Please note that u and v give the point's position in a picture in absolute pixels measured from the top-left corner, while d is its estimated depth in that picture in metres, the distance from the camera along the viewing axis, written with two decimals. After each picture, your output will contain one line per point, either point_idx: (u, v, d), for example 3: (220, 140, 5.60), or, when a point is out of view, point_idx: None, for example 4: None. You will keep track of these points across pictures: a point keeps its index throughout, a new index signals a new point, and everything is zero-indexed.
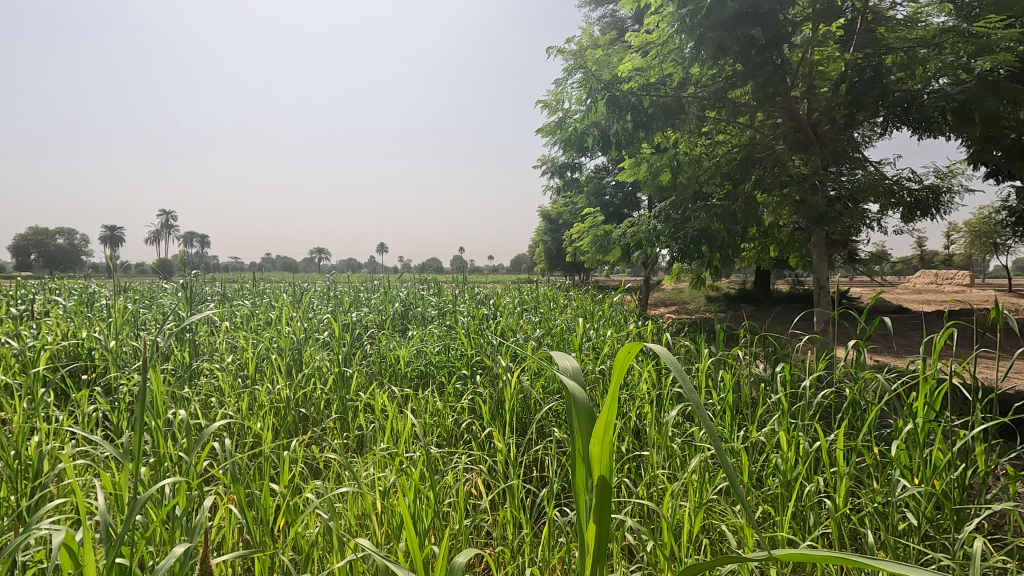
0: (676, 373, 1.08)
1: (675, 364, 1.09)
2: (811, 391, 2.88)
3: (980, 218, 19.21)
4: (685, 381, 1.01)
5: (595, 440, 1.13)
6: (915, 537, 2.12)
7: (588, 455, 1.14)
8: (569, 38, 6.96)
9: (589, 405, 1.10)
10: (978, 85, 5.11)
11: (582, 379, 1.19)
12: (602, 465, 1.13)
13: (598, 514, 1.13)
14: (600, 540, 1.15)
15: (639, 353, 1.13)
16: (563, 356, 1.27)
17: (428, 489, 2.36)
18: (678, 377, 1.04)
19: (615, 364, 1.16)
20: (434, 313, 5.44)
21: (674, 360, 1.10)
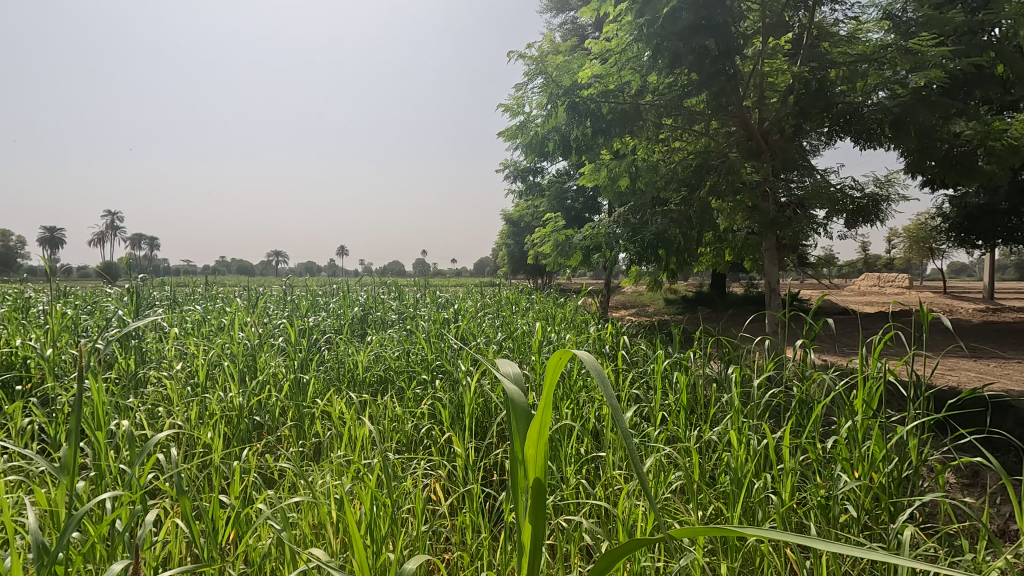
0: (599, 375, 1.12)
1: (602, 370, 1.14)
2: (760, 391, 2.99)
3: (918, 225, 20.32)
4: (607, 383, 1.06)
5: (531, 442, 1.16)
6: (855, 529, 2.23)
7: (522, 455, 1.18)
8: (530, 44, 7.03)
9: (526, 408, 1.14)
10: (913, 99, 5.45)
11: (521, 383, 1.23)
12: (537, 467, 1.17)
13: (534, 513, 1.17)
14: (536, 539, 1.20)
15: (568, 357, 1.17)
16: (505, 361, 1.31)
17: (385, 496, 2.32)
18: (600, 379, 1.08)
19: (547, 369, 1.21)
20: (394, 317, 5.38)
21: (603, 366, 1.15)
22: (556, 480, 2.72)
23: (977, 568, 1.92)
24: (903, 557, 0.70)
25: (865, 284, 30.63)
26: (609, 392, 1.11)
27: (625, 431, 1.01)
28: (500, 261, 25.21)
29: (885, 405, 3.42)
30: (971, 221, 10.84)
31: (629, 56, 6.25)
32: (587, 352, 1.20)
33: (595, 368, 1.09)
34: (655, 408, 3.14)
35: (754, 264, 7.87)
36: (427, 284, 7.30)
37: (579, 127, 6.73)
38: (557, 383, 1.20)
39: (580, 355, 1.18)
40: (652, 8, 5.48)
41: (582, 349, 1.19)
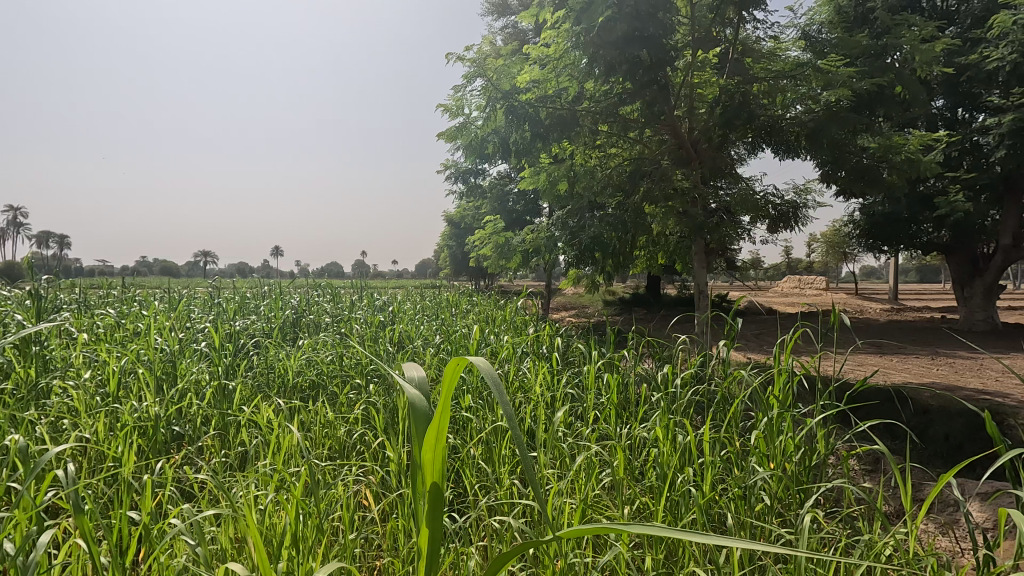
0: (494, 386, 1.16)
1: (497, 379, 1.18)
2: (686, 388, 3.14)
3: (832, 231, 21.90)
4: (502, 396, 1.11)
5: (428, 448, 1.18)
6: (769, 516, 2.37)
7: (420, 463, 1.19)
8: (469, 47, 7.02)
9: (425, 413, 1.14)
10: (824, 114, 5.89)
11: (426, 389, 1.24)
12: (434, 473, 1.18)
13: (432, 519, 1.19)
14: (434, 543, 1.21)
15: (465, 366, 1.18)
16: (411, 365, 1.31)
17: (312, 506, 2.25)
18: (496, 391, 1.13)
19: (444, 377, 1.20)
20: (328, 321, 5.24)
21: (496, 374, 1.20)
22: (490, 481, 2.75)
23: (874, 548, 2.08)
24: (749, 548, 0.83)
25: (787, 286, 32.68)
26: (504, 402, 1.15)
27: (520, 439, 1.10)
28: (442, 262, 25.07)
29: (795, 398, 3.65)
30: (877, 228, 11.78)
31: (567, 63, 6.38)
32: (483, 361, 1.23)
33: (492, 381, 1.12)
34: (588, 407, 3.23)
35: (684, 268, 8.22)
36: (365, 286, 7.17)
37: (517, 131, 6.78)
38: (454, 391, 1.22)
39: (477, 365, 1.21)
40: (588, 16, 5.62)
41: (477, 358, 1.23)
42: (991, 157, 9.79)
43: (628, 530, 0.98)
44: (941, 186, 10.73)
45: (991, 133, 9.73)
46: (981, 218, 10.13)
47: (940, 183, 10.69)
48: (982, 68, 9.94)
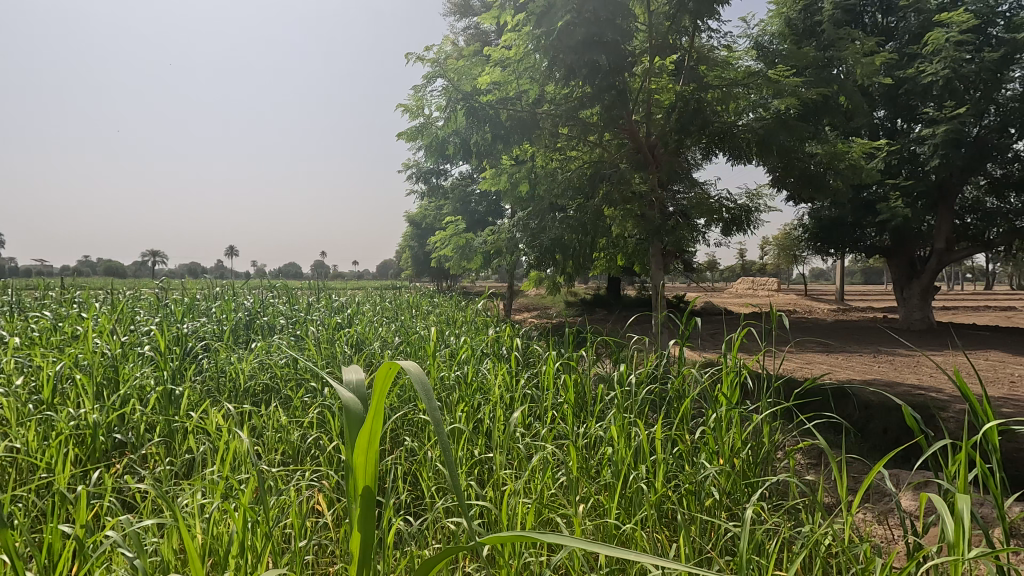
0: (424, 391, 1.18)
1: (427, 385, 1.21)
2: (640, 387, 3.23)
3: (783, 235, 22.78)
4: (431, 402, 1.12)
5: (361, 452, 1.22)
6: (717, 510, 2.45)
7: (352, 467, 1.20)
8: (429, 47, 6.99)
9: (361, 416, 1.19)
10: (774, 122, 6.13)
11: (363, 393, 1.27)
12: (368, 476, 1.21)
13: (365, 519, 1.23)
14: (366, 542, 1.25)
15: (397, 372, 1.19)
16: (353, 368, 1.33)
17: (261, 514, 2.19)
18: (425, 401, 1.14)
19: (377, 382, 1.22)
20: (283, 323, 5.11)
21: (426, 379, 1.23)
22: (447, 483, 2.75)
23: (814, 538, 2.18)
24: (649, 559, 0.89)
25: (741, 287, 33.80)
26: (434, 405, 1.17)
27: (448, 445, 1.14)
28: (404, 263, 24.84)
29: (742, 396, 3.80)
30: (824, 232, 12.32)
31: (527, 66, 6.42)
32: (412, 365, 1.24)
33: (422, 388, 1.13)
34: (545, 407, 3.28)
35: (643, 270, 8.40)
36: (323, 287, 7.04)
37: (478, 132, 6.81)
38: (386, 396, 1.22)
39: (407, 370, 1.22)
40: (548, 20, 5.67)
41: (407, 363, 1.23)
42: (926, 166, 10.38)
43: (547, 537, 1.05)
44: (883, 193, 11.30)
45: (927, 143, 10.32)
46: (918, 223, 10.72)
47: (881, 190, 11.26)
48: (918, 81, 10.53)
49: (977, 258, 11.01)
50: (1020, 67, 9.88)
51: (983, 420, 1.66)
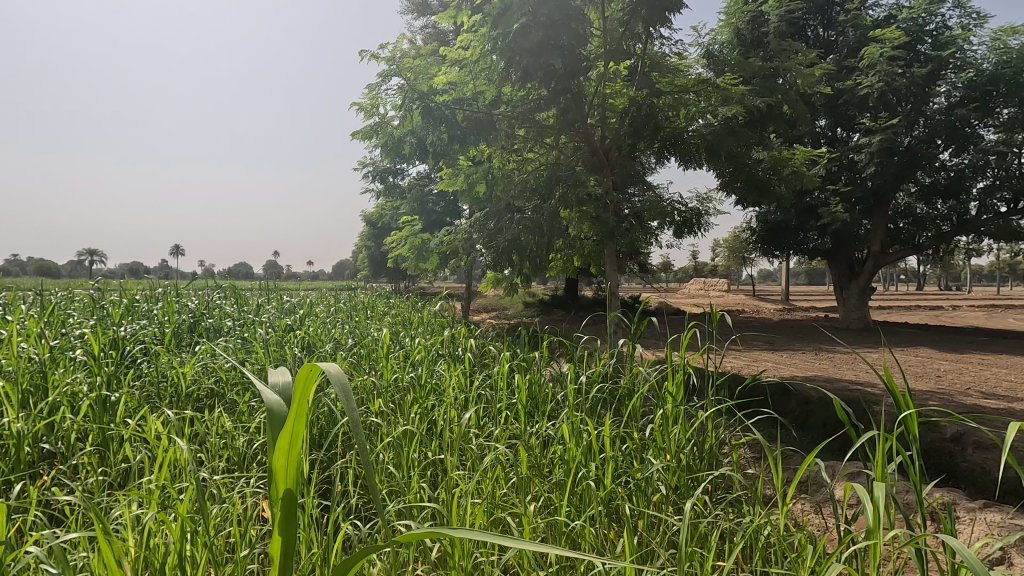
0: (343, 392, 1.08)
1: (348, 387, 1.13)
2: (591, 386, 3.30)
3: (733, 237, 23.63)
4: (346, 404, 1.03)
5: (280, 457, 1.15)
6: (664, 504, 2.52)
7: (272, 469, 1.15)
8: (384, 44, 6.87)
9: (282, 418, 1.12)
10: (722, 128, 6.37)
11: (289, 393, 1.22)
12: (289, 480, 1.16)
13: (286, 525, 1.19)
14: (288, 551, 1.20)
15: (319, 372, 1.12)
16: (281, 369, 1.28)
17: (201, 524, 2.11)
18: (346, 401, 1.08)
19: (297, 383, 1.14)
20: (230, 324, 4.95)
21: (347, 382, 1.14)
22: (399, 486, 2.72)
23: (754, 529, 2.27)
24: (577, 551, 0.88)
25: (694, 288, 34.79)
26: (353, 408, 1.07)
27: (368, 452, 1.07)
28: (360, 264, 24.39)
29: (689, 393, 3.93)
30: (771, 235, 12.84)
31: (483, 66, 6.41)
32: (333, 364, 1.15)
33: (336, 390, 1.04)
34: (499, 407, 3.31)
35: (599, 271, 8.54)
36: (274, 288, 6.84)
37: (434, 132, 6.77)
38: (305, 398, 1.14)
39: (325, 370, 1.12)
40: (503, 21, 5.71)
41: (327, 362, 1.13)
42: (863, 173, 10.98)
43: (476, 536, 1.02)
44: (824, 198, 11.88)
45: (864, 151, 10.91)
46: (856, 227, 11.31)
47: (823, 195, 11.83)
48: (856, 92, 11.14)
49: (908, 260, 11.72)
50: (946, 82, 10.59)
51: (904, 411, 1.77)
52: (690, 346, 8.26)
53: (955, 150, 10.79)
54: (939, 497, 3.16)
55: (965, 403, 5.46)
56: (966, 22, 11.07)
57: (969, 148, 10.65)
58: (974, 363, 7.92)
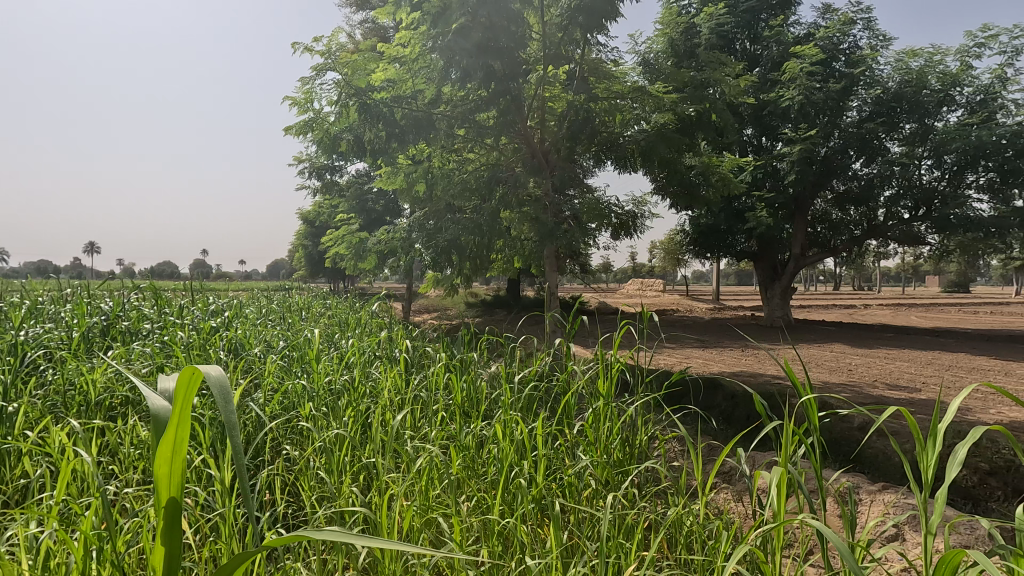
0: (222, 396, 1.06)
1: (231, 391, 1.09)
2: (526, 385, 3.36)
3: (669, 239, 24.54)
4: (220, 405, 1.01)
5: (161, 464, 1.10)
6: (593, 498, 2.60)
7: (154, 479, 1.10)
8: (319, 37, 6.64)
9: (165, 423, 1.08)
10: (655, 133, 6.65)
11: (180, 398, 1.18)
12: (172, 488, 1.12)
13: (170, 532, 1.13)
14: (173, 562, 1.14)
15: (198, 376, 1.07)
16: (170, 375, 1.23)
17: (108, 543, 1.98)
18: (224, 407, 1.03)
19: (178, 391, 1.09)
20: (149, 327, 4.66)
21: (231, 387, 1.10)
22: (329, 491, 2.67)
23: (675, 519, 2.40)
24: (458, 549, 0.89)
25: (632, 288, 35.83)
26: (231, 412, 1.05)
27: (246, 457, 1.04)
28: (296, 263, 23.55)
29: (620, 389, 4.08)
30: (702, 238, 13.43)
31: (422, 64, 6.35)
32: (216, 368, 1.12)
33: (211, 392, 1.01)
34: (434, 408, 3.31)
35: (539, 272, 8.65)
36: (200, 288, 6.51)
37: (371, 129, 6.70)
38: (186, 403, 1.09)
39: (207, 374, 1.09)
40: (442, 21, 5.68)
41: (209, 366, 1.11)
42: (785, 180, 11.69)
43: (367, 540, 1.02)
44: (751, 203, 12.56)
45: (786, 160, 11.62)
46: (779, 231, 12.03)
47: (749, 200, 12.51)
48: (779, 104, 11.84)
49: (825, 262, 12.59)
50: (858, 98, 11.44)
51: (804, 398, 1.91)
52: (623, 344, 8.55)
53: (865, 161, 11.67)
54: (844, 481, 3.42)
55: (872, 394, 5.91)
56: (875, 43, 11.99)
57: (877, 159, 11.52)
58: (881, 357, 8.59)
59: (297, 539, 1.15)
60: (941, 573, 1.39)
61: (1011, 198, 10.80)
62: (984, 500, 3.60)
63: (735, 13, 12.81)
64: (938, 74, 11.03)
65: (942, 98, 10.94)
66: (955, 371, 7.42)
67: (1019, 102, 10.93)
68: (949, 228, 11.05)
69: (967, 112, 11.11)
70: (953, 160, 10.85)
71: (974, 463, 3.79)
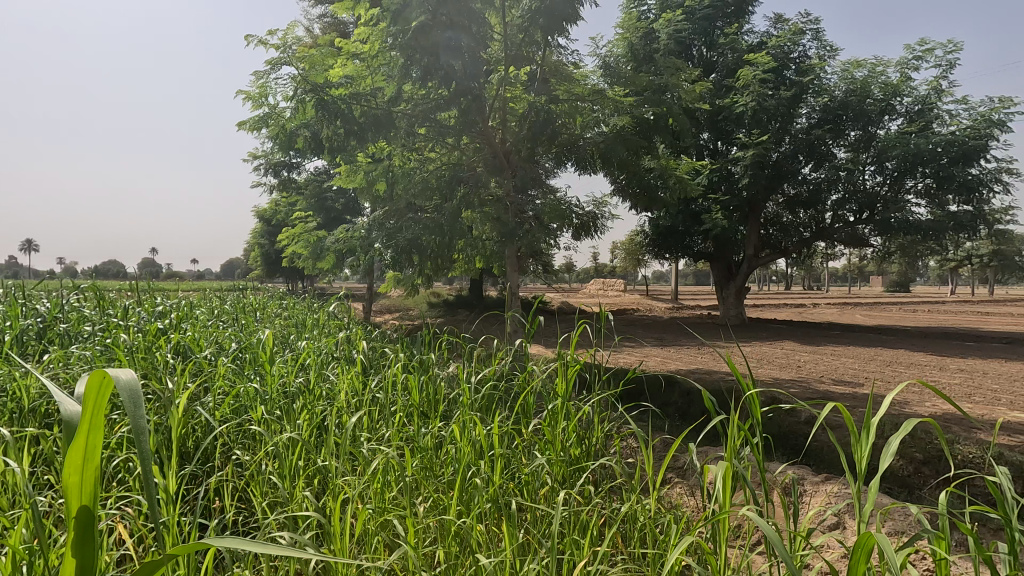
0: (131, 403, 1.00)
1: (141, 397, 1.03)
2: (485, 384, 3.37)
3: (629, 240, 25.01)
4: (128, 413, 0.95)
5: (73, 473, 1.03)
6: (549, 496, 2.62)
7: (64, 488, 1.02)
8: (274, 30, 6.47)
9: (76, 426, 1.02)
10: (614, 136, 6.79)
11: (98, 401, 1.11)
12: (85, 497, 1.04)
13: (82, 547, 1.06)
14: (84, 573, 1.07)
15: (106, 382, 1.01)
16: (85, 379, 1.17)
17: (37, 557, 1.87)
18: (133, 413, 0.98)
19: (89, 396, 1.02)
20: (90, 328, 4.44)
21: (141, 394, 1.04)
22: (280, 496, 2.60)
23: (630, 515, 2.44)
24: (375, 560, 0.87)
25: (594, 288, 36.31)
26: (141, 419, 1.00)
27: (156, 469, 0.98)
28: (252, 263, 22.88)
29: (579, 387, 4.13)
30: (661, 239, 13.74)
31: (382, 61, 6.27)
32: (128, 373, 1.07)
33: (118, 398, 0.96)
34: (392, 408, 3.27)
35: (501, 272, 8.68)
36: (147, 288, 6.25)
37: (328, 126, 6.48)
38: (99, 408, 1.03)
39: (116, 378, 1.04)
40: (402, 18, 5.63)
41: (120, 371, 1.05)
42: (739, 184, 12.08)
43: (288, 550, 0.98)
44: (707, 205, 12.92)
45: (740, 164, 12.01)
46: (733, 232, 12.43)
47: (705, 202, 12.86)
48: (733, 109, 12.21)
49: (777, 263, 13.07)
50: (807, 105, 11.92)
51: (747, 392, 1.98)
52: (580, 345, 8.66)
53: (814, 166, 12.18)
54: (789, 473, 3.58)
55: (818, 389, 6.19)
56: (822, 53, 12.53)
57: (825, 165, 12.03)
58: (827, 354, 8.99)
59: (207, 546, 1.07)
60: (866, 557, 1.44)
61: (945, 202, 11.47)
62: (916, 487, 3.83)
63: (692, 20, 13.16)
64: (880, 84, 11.61)
65: (884, 107, 11.52)
66: (893, 366, 7.84)
67: (953, 113, 11.61)
68: (890, 231, 11.64)
69: (906, 121, 11.73)
70: (894, 166, 11.44)
71: (907, 453, 4.02)
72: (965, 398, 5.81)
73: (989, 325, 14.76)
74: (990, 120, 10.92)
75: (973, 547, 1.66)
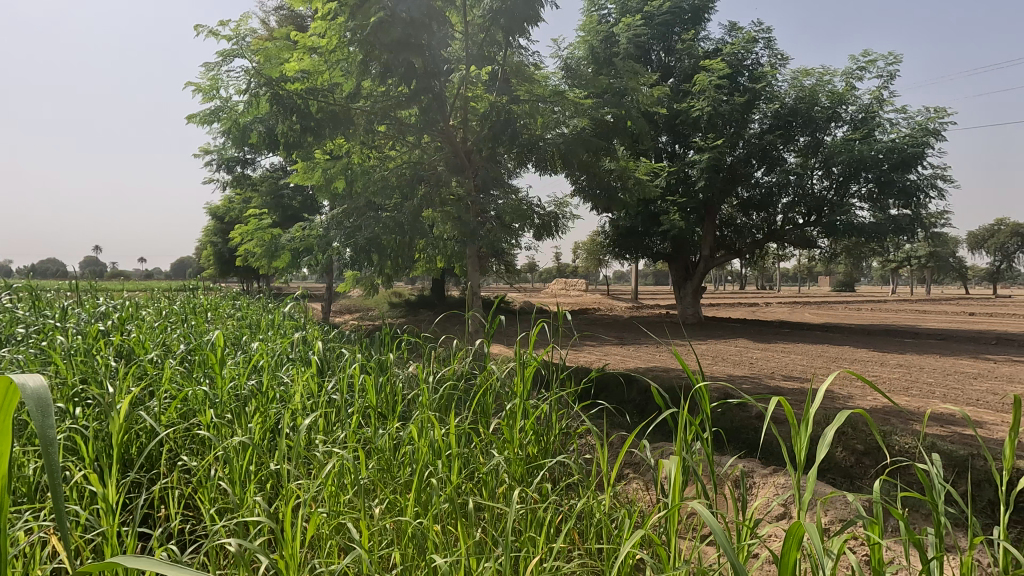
0: (38, 411, 0.91)
1: (50, 403, 0.94)
2: (444, 385, 3.35)
3: (590, 240, 25.34)
4: (34, 423, 0.86)
5: None
6: (507, 495, 2.62)
7: None
8: (225, 21, 6.25)
9: None
10: (574, 137, 6.87)
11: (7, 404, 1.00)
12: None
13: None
14: None
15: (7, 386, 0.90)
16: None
17: None
18: (38, 421, 0.89)
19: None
20: (23, 331, 4.18)
21: (50, 400, 0.94)
22: (230, 502, 2.51)
23: (586, 512, 2.48)
24: None
25: (556, 288, 36.60)
26: (50, 430, 0.91)
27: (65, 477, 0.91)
28: (204, 261, 22.03)
29: (538, 386, 4.15)
30: (621, 239, 13.99)
31: (340, 57, 6.15)
32: (37, 377, 0.96)
33: (22, 405, 0.87)
34: (348, 410, 3.20)
35: (462, 271, 8.65)
36: (89, 288, 5.93)
37: (283, 122, 6.29)
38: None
39: (22, 384, 0.93)
40: (361, 13, 5.53)
41: (27, 376, 0.95)
42: (696, 186, 12.40)
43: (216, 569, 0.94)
44: (665, 207, 13.22)
45: (696, 167, 12.33)
46: (691, 233, 12.76)
47: (664, 204, 13.16)
48: (690, 114, 12.51)
49: (732, 263, 13.49)
50: (759, 111, 12.35)
51: (698, 385, 2.03)
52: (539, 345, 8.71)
53: (766, 170, 12.62)
54: (739, 466, 3.70)
55: (769, 385, 6.42)
56: (774, 61, 13.00)
57: (776, 169, 12.49)
58: (778, 351, 9.33)
59: (116, 565, 1.10)
60: (797, 545, 1.46)
61: (886, 206, 12.07)
62: (856, 476, 4.02)
63: (651, 25, 13.43)
64: (827, 92, 12.14)
65: (831, 115, 12.04)
66: (838, 362, 8.22)
67: (893, 121, 12.24)
68: (836, 233, 12.18)
69: (851, 128, 12.30)
70: (840, 171, 11.97)
71: (848, 444, 4.22)
72: (902, 391, 6.15)
73: (925, 322, 15.66)
74: (927, 129, 11.56)
75: (904, 530, 1.75)
